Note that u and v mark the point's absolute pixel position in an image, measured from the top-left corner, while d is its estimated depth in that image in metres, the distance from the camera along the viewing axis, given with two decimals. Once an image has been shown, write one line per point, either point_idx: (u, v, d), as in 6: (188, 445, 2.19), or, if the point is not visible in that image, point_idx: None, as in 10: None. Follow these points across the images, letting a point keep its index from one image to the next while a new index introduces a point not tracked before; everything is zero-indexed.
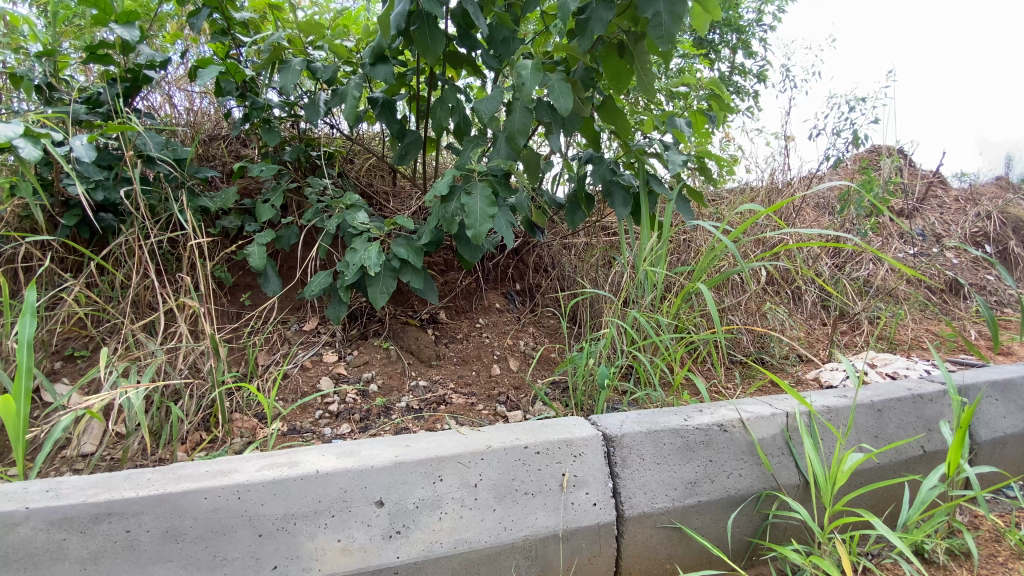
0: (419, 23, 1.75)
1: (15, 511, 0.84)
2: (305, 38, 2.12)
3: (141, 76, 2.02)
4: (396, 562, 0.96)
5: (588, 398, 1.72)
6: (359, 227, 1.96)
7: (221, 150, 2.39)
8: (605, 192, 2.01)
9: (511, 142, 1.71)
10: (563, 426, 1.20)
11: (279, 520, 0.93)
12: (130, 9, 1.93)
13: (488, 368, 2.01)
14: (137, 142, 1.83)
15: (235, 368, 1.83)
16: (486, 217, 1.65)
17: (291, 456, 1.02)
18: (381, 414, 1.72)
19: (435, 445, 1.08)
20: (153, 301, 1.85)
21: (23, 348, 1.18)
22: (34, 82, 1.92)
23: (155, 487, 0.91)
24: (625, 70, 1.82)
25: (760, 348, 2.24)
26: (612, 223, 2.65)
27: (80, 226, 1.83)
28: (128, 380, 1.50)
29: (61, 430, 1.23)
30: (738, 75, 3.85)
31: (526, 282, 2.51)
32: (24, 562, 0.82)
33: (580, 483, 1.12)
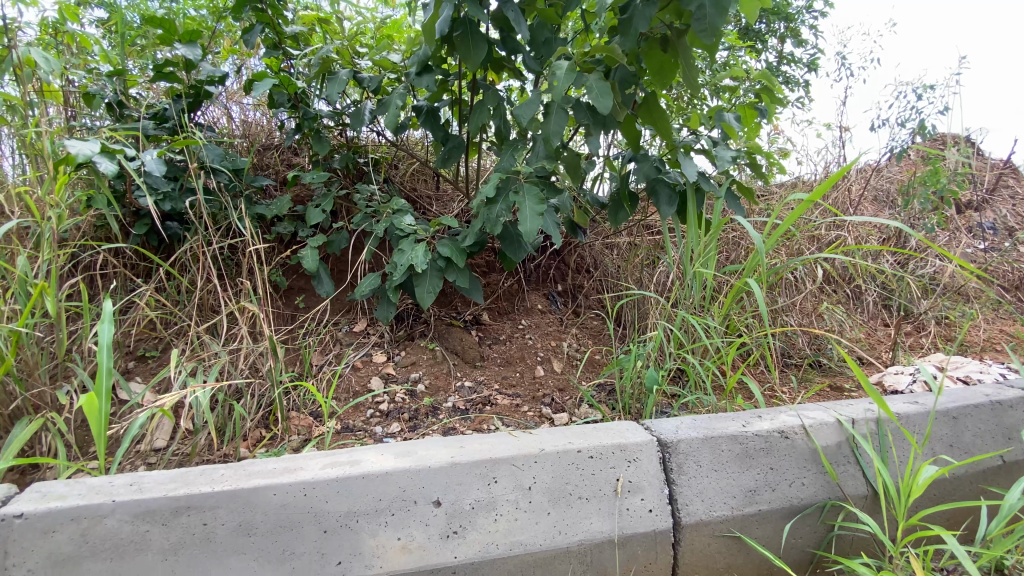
0: (463, 28, 1.78)
1: (104, 503, 0.89)
2: (352, 49, 2.19)
3: (202, 91, 2.13)
4: (453, 562, 0.97)
5: (636, 402, 1.69)
6: (406, 230, 2.00)
7: (274, 160, 2.49)
8: (650, 189, 1.97)
9: (548, 144, 1.69)
10: (615, 430, 1.19)
11: (342, 517, 0.95)
12: (191, 28, 2.05)
13: (532, 369, 2.01)
14: (199, 154, 1.94)
15: (291, 368, 1.90)
16: (530, 218, 1.63)
17: (352, 455, 1.05)
18: (429, 414, 1.75)
19: (489, 447, 1.09)
20: (215, 304, 1.95)
21: (104, 350, 1.27)
22: (105, 99, 2.07)
23: (228, 483, 0.95)
24: (671, 64, 1.76)
25: (817, 350, 2.15)
26: (656, 222, 2.59)
27: (150, 234, 1.96)
28: (195, 380, 1.59)
29: (138, 427, 1.31)
30: (786, 65, 3.69)
31: (568, 283, 2.50)
32: (111, 552, 0.87)
33: (635, 489, 1.10)
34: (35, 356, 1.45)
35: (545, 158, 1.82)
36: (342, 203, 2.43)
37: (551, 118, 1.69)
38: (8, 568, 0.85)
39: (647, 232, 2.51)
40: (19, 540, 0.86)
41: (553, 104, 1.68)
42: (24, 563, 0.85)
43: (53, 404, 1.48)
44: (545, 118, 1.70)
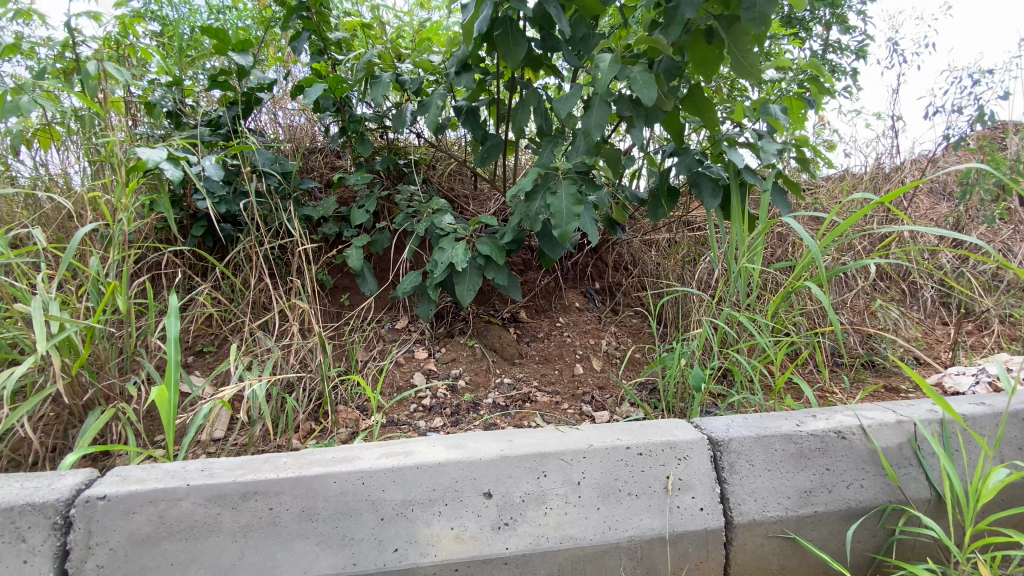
0: (503, 28, 1.78)
1: (179, 487, 0.95)
2: (394, 54, 2.25)
3: (253, 98, 2.23)
4: (505, 553, 0.98)
5: (680, 401, 1.67)
6: (446, 229, 2.03)
7: (319, 163, 2.58)
8: (693, 182, 1.94)
9: (588, 138, 1.68)
10: (664, 428, 1.18)
11: (398, 505, 0.98)
12: (243, 38, 2.14)
13: (571, 367, 2.01)
14: (252, 159, 2.04)
15: (338, 364, 1.97)
16: (571, 215, 1.62)
17: (404, 447, 1.08)
18: (471, 409, 1.78)
19: (537, 441, 1.11)
20: (267, 302, 2.03)
21: (172, 345, 1.34)
22: (165, 109, 2.20)
23: (291, 470, 0.99)
24: (716, 57, 1.72)
25: (870, 350, 2.06)
26: (697, 218, 2.54)
27: (207, 235, 2.06)
28: (252, 373, 1.66)
29: (202, 417, 1.38)
30: (832, 53, 3.54)
31: (605, 281, 2.48)
32: (185, 533, 0.92)
33: (686, 487, 1.09)
34: (106, 350, 1.55)
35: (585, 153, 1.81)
36: (383, 204, 2.49)
37: (593, 110, 1.68)
38: (92, 547, 0.90)
39: (688, 229, 2.47)
40: (101, 520, 0.92)
41: (595, 96, 1.67)
42: (106, 542, 0.91)
43: (123, 395, 1.57)
44: (586, 111, 1.69)
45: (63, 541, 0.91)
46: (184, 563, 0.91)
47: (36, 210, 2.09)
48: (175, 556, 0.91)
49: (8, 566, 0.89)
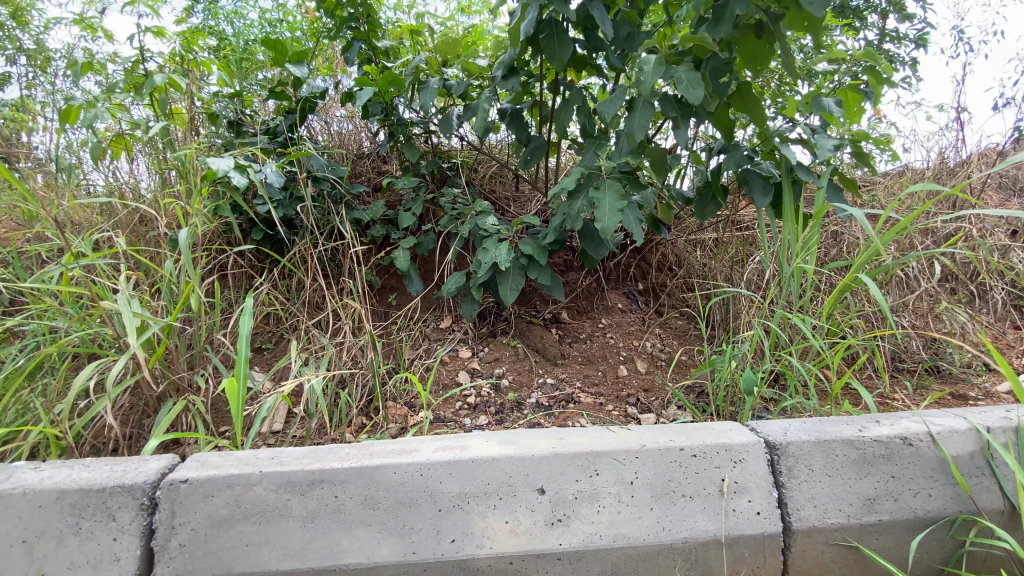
0: (549, 31, 1.80)
1: (252, 473, 1.01)
2: (440, 60, 2.32)
3: (307, 107, 2.34)
4: (559, 549, 1.00)
5: (730, 404, 1.64)
6: (490, 230, 2.07)
7: (367, 168, 2.68)
8: (742, 180, 1.91)
9: (632, 139, 1.66)
10: (718, 430, 1.17)
11: (454, 498, 1.02)
12: (300, 49, 2.25)
13: (615, 368, 1.99)
14: (308, 164, 2.17)
15: (387, 361, 2.03)
16: (616, 213, 1.60)
17: (459, 442, 1.12)
18: (515, 408, 1.80)
19: (589, 440, 1.12)
20: (320, 302, 2.12)
21: (242, 341, 1.42)
22: (227, 118, 2.34)
23: (354, 461, 1.04)
24: (766, 52, 1.69)
25: (935, 355, 1.96)
26: (745, 218, 2.48)
27: (265, 239, 2.17)
28: (309, 369, 1.75)
29: (266, 410, 1.46)
30: (889, 43, 3.37)
31: (649, 282, 2.45)
32: (258, 516, 0.98)
33: (741, 490, 1.08)
34: (177, 346, 1.66)
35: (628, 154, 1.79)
36: (429, 206, 2.56)
37: (637, 112, 1.66)
38: (175, 526, 0.97)
39: (735, 228, 2.41)
40: (183, 502, 0.99)
41: (639, 98, 1.65)
42: (188, 523, 0.97)
43: (192, 388, 1.68)
44: (630, 114, 1.68)
45: (149, 521, 0.98)
46: (258, 545, 0.96)
47: (112, 215, 2.25)
48: (249, 538, 0.97)
49: (100, 543, 0.97)
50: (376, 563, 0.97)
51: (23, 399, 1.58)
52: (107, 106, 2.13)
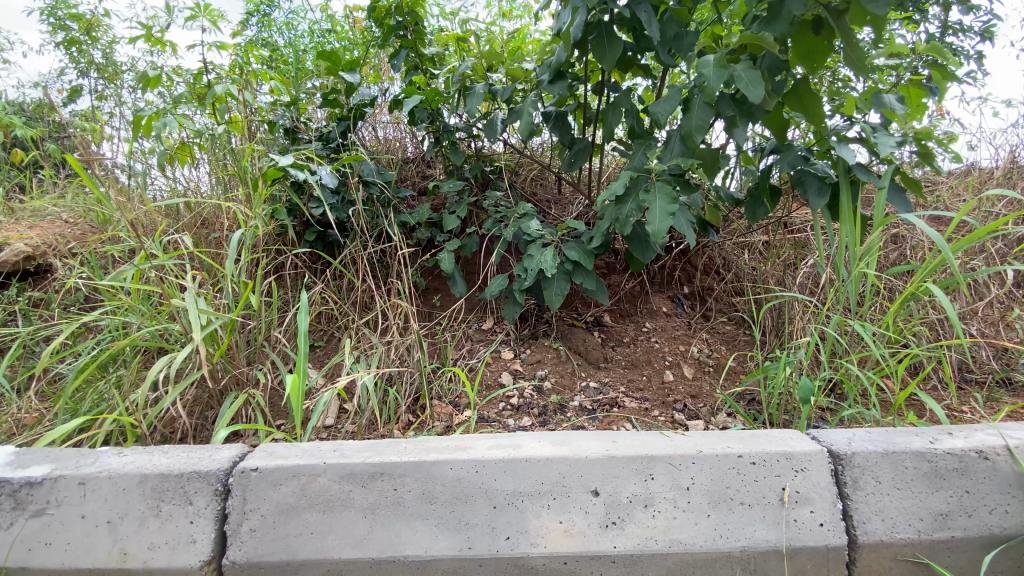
0: (598, 33, 1.81)
1: (317, 464, 1.05)
2: (486, 65, 2.36)
3: (357, 114, 2.43)
4: (613, 551, 1.00)
5: (783, 413, 1.59)
6: (534, 233, 2.07)
7: (412, 172, 2.76)
8: (796, 182, 1.85)
9: (689, 140, 1.64)
10: (778, 438, 1.13)
11: (509, 496, 1.03)
12: (352, 58, 2.34)
13: (661, 374, 1.96)
14: (360, 169, 2.24)
15: (432, 361, 2.08)
16: (667, 216, 1.57)
17: (512, 441, 1.13)
18: (558, 410, 1.80)
19: (643, 444, 1.11)
20: (369, 302, 2.20)
21: (302, 337, 1.49)
22: (284, 125, 2.45)
23: (412, 455, 1.07)
24: (823, 47, 1.63)
25: (1008, 366, 1.84)
26: (797, 220, 2.40)
27: (318, 241, 2.26)
28: (360, 367, 1.81)
29: (323, 405, 1.52)
30: (953, 35, 3.18)
31: (695, 286, 2.39)
32: (323, 505, 1.02)
33: (804, 500, 1.05)
34: (238, 342, 1.74)
35: (681, 154, 1.76)
36: (473, 209, 2.60)
37: (693, 112, 1.63)
38: (246, 512, 1.02)
39: (787, 231, 2.34)
40: (254, 489, 1.04)
41: (695, 97, 1.63)
42: (258, 509, 1.03)
43: (251, 382, 1.76)
44: (686, 114, 1.65)
45: (223, 506, 1.04)
46: (322, 533, 1.01)
47: (177, 218, 2.39)
48: (314, 526, 1.01)
49: (178, 526, 1.03)
50: (433, 556, 0.99)
51: (100, 389, 1.70)
52: (173, 116, 2.26)
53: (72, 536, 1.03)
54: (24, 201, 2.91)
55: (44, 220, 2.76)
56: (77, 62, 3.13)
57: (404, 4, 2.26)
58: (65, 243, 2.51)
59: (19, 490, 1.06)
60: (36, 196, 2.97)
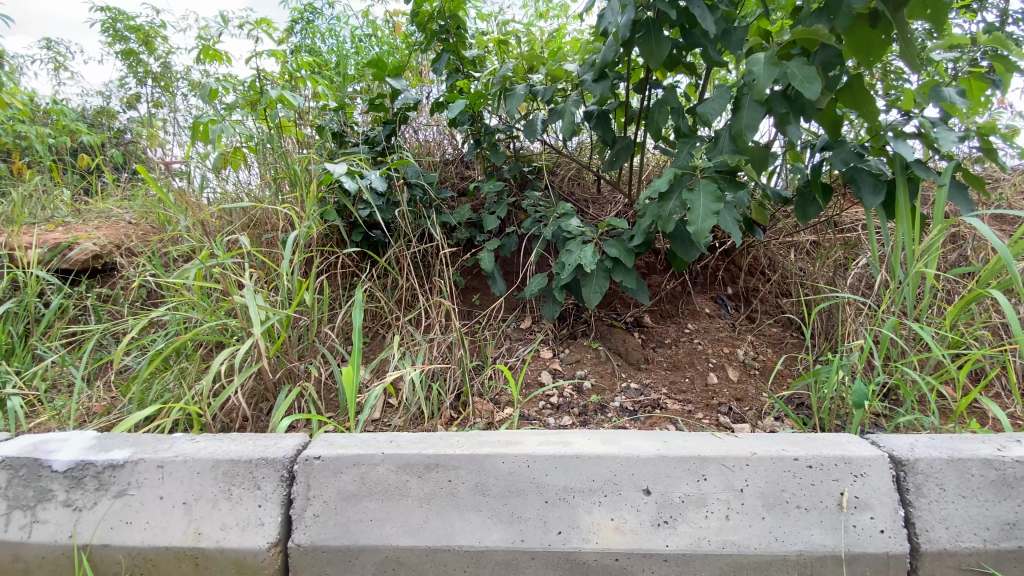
0: (645, 30, 1.80)
1: (376, 454, 1.10)
2: (527, 66, 2.39)
3: (401, 117, 2.50)
4: (665, 550, 1.00)
5: (835, 419, 1.56)
6: (574, 232, 2.07)
7: (452, 174, 2.82)
8: (848, 178, 1.80)
9: (739, 139, 1.61)
10: (835, 442, 1.12)
11: (561, 491, 1.05)
12: (397, 63, 2.41)
13: (704, 376, 1.93)
14: (404, 172, 2.31)
15: (473, 358, 2.11)
16: (711, 213, 1.55)
17: (562, 437, 1.15)
18: (598, 410, 1.81)
19: (694, 445, 1.11)
20: (412, 300, 2.26)
21: (356, 333, 1.55)
22: (333, 129, 2.55)
23: (466, 449, 1.10)
24: (880, 42, 1.57)
25: None
26: (846, 220, 2.33)
27: (363, 241, 2.34)
28: (406, 363, 1.86)
29: (374, 398, 1.59)
30: (1013, 25, 3.02)
31: (739, 287, 2.35)
32: (381, 493, 1.07)
33: (863, 506, 1.03)
34: (292, 338, 1.82)
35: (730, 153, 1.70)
36: (512, 209, 2.63)
37: (744, 111, 1.61)
38: (310, 497, 1.08)
39: (837, 230, 2.28)
40: (318, 476, 1.09)
41: (745, 97, 1.60)
42: (321, 495, 1.08)
43: (302, 375, 1.83)
44: (735, 114, 1.63)
45: (288, 491, 1.10)
46: (381, 520, 1.05)
47: (230, 219, 2.52)
48: (373, 513, 1.06)
49: (247, 509, 1.09)
50: (486, 547, 1.02)
51: (165, 380, 1.81)
52: (229, 121, 2.38)
53: (150, 516, 1.10)
54: (92, 203, 3.12)
55: (110, 222, 2.96)
56: (136, 71, 3.33)
57: (447, 8, 2.30)
58: (129, 243, 2.68)
59: (102, 472, 1.15)
60: (103, 198, 3.18)
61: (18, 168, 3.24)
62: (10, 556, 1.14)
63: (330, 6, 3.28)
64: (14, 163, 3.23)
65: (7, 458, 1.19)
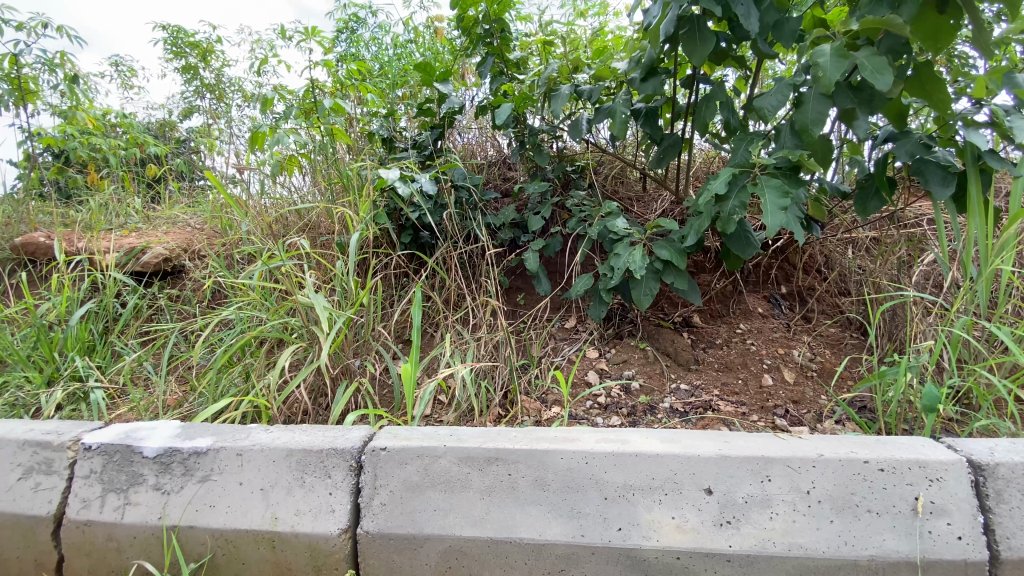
0: (689, 27, 1.79)
1: (438, 446, 1.14)
2: (572, 66, 2.39)
3: (447, 121, 2.55)
4: (729, 550, 1.00)
5: (902, 423, 1.50)
6: (621, 232, 2.05)
7: (495, 175, 2.86)
8: (914, 170, 1.71)
9: (803, 134, 1.58)
10: (907, 445, 1.09)
11: (620, 488, 1.06)
12: (444, 68, 2.47)
13: (758, 377, 1.89)
14: (452, 174, 2.37)
15: (520, 357, 2.13)
16: (777, 211, 1.52)
17: (619, 435, 1.16)
18: (647, 411, 1.79)
19: (757, 445, 1.10)
20: (459, 299, 2.31)
21: (417, 332, 1.63)
22: (382, 136, 2.64)
23: (524, 444, 1.13)
24: (948, 28, 1.51)
25: None
26: (909, 215, 2.23)
27: (412, 242, 2.41)
28: (456, 361, 1.90)
29: (429, 394, 1.64)
30: None
31: (793, 285, 2.29)
32: (444, 485, 1.11)
33: (939, 511, 1.00)
34: (348, 336, 1.90)
35: (795, 146, 1.69)
36: (555, 209, 2.64)
37: (808, 105, 1.57)
38: (377, 487, 1.13)
39: (899, 225, 2.18)
40: (384, 467, 1.14)
41: (809, 91, 1.58)
42: (387, 485, 1.13)
43: (357, 372, 1.90)
44: (798, 108, 1.60)
45: (356, 481, 1.16)
46: (444, 511, 1.09)
47: (286, 223, 2.64)
48: (437, 504, 1.10)
49: (319, 496, 1.15)
50: (547, 541, 1.04)
51: (231, 375, 1.91)
52: (284, 129, 2.48)
53: (231, 500, 1.18)
54: (160, 210, 3.33)
55: (177, 227, 3.16)
56: (195, 85, 3.53)
57: (492, 12, 2.33)
58: (195, 247, 2.85)
59: (188, 459, 1.24)
60: (169, 205, 3.39)
61: (95, 178, 3.49)
62: (106, 535, 1.25)
63: (373, 15, 3.38)
64: (91, 174, 3.48)
65: (103, 445, 1.31)
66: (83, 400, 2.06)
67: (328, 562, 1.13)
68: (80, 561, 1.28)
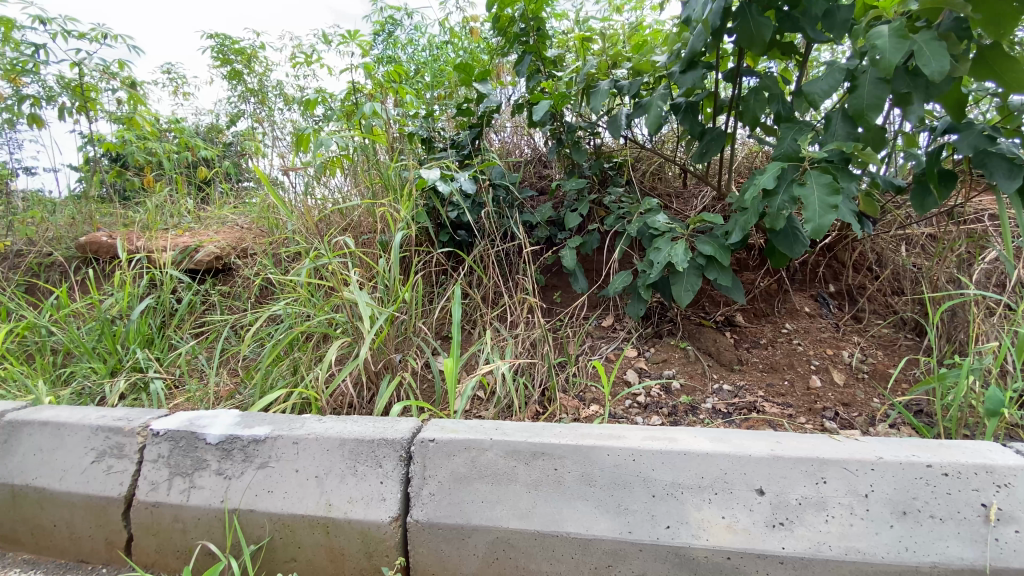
0: (741, 17, 1.74)
1: (485, 439, 1.17)
2: (610, 62, 2.37)
3: (484, 120, 2.58)
4: (781, 552, 0.98)
5: (963, 428, 1.43)
6: (661, 228, 2.03)
7: (530, 173, 2.88)
8: (977, 164, 1.62)
9: (860, 119, 1.52)
10: (972, 449, 1.06)
11: (668, 486, 1.06)
12: (484, 68, 2.49)
13: (805, 378, 1.83)
14: (490, 173, 2.40)
15: (558, 354, 2.14)
16: (826, 209, 1.47)
17: (664, 434, 1.16)
18: (689, 411, 1.77)
19: (810, 446, 1.08)
20: (496, 296, 2.34)
21: (457, 328, 1.66)
22: (421, 136, 2.69)
23: (569, 440, 1.15)
24: (1011, 11, 1.38)
25: None
26: (968, 210, 2.12)
27: (450, 240, 2.45)
28: (495, 357, 1.93)
29: (470, 389, 1.68)
30: None
31: (842, 284, 2.22)
32: (492, 478, 1.14)
33: (1008, 519, 0.96)
34: (390, 332, 1.95)
35: (849, 136, 1.64)
36: (592, 207, 2.62)
37: (863, 90, 1.51)
38: (427, 477, 1.17)
39: (958, 221, 2.08)
40: (432, 458, 1.18)
41: (865, 75, 1.51)
42: (436, 476, 1.17)
43: (398, 367, 1.95)
44: (853, 93, 1.54)
45: (406, 471, 1.20)
46: (492, 503, 1.12)
47: (328, 221, 2.73)
48: (484, 496, 1.13)
49: (371, 484, 1.20)
50: (593, 536, 1.05)
51: (280, 369, 2.00)
52: (327, 131, 2.56)
53: (289, 486, 1.24)
54: (210, 210, 3.49)
55: (227, 227, 3.32)
56: (240, 90, 3.70)
57: (529, 10, 2.33)
58: (242, 245, 2.97)
59: (247, 446, 1.31)
60: (218, 205, 3.55)
61: (150, 181, 3.68)
62: (172, 516, 1.32)
63: (409, 17, 3.45)
64: (147, 177, 3.68)
65: (170, 431, 1.40)
66: (144, 390, 2.18)
67: (379, 549, 1.17)
68: (149, 541, 1.36)
